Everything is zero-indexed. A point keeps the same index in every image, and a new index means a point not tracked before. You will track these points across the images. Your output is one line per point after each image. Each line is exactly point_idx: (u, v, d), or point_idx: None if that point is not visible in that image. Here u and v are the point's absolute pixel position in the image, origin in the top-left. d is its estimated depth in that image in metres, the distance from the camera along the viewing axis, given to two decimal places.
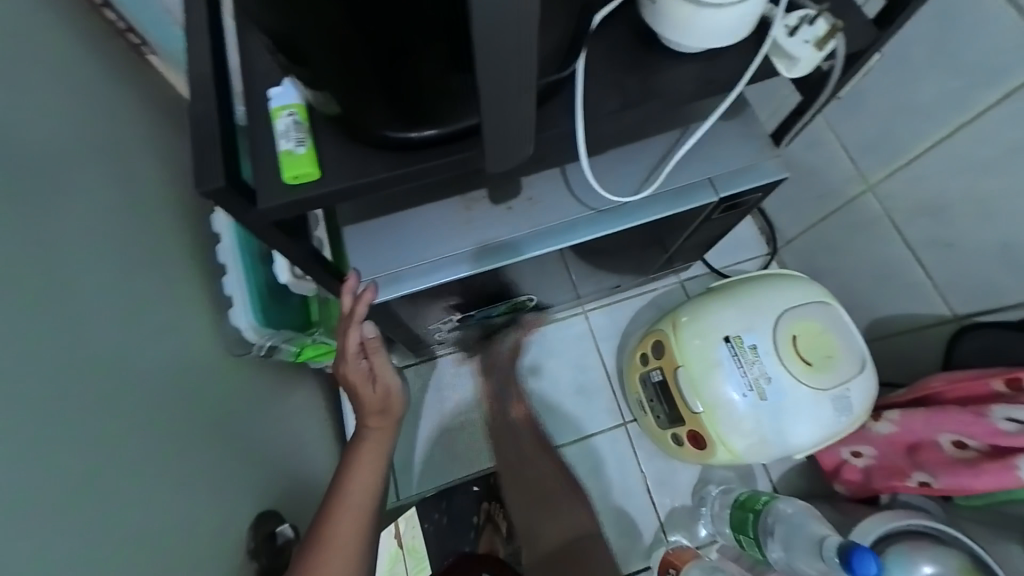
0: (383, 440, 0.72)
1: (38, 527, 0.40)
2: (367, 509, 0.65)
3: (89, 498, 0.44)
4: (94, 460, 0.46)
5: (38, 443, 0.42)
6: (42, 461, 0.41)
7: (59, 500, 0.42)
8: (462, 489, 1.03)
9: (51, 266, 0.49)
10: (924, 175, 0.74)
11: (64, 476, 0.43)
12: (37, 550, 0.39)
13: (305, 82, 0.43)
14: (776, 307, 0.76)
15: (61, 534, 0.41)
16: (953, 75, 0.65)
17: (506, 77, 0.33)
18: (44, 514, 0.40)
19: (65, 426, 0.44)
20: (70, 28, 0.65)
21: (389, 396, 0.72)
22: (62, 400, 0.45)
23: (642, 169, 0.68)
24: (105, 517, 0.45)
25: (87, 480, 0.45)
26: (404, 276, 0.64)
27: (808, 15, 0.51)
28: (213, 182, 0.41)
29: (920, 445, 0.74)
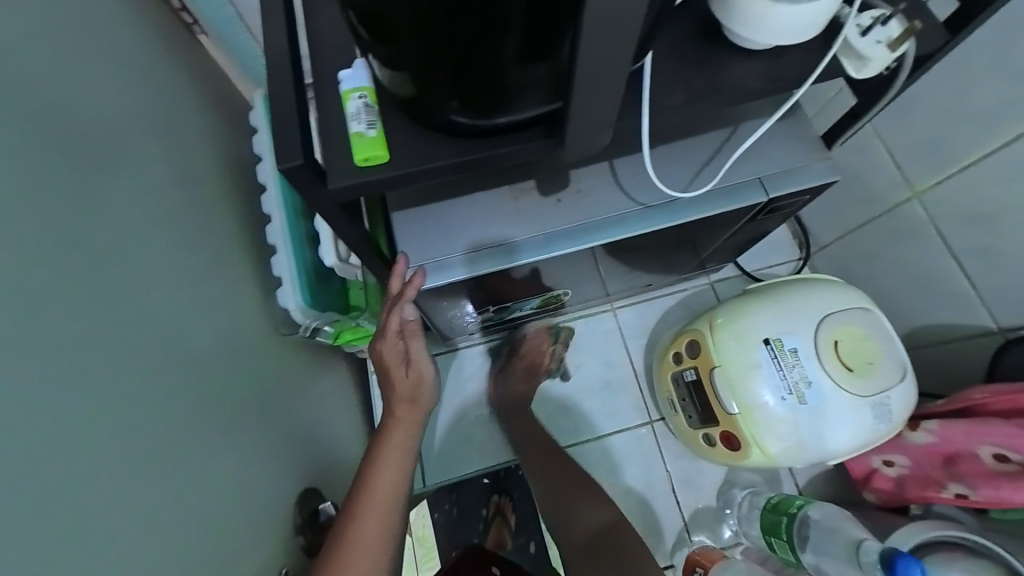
0: (411, 428, 0.69)
1: (100, 493, 0.40)
2: (394, 500, 0.62)
3: (148, 472, 0.46)
4: (151, 435, 0.47)
5: (102, 411, 0.42)
6: (104, 434, 0.42)
7: (121, 472, 0.43)
8: (472, 481, 1.06)
9: (111, 243, 0.50)
10: (976, 183, 0.73)
11: (124, 449, 0.44)
12: (100, 521, 0.40)
13: (385, 65, 0.43)
14: (816, 311, 0.76)
15: (123, 505, 0.42)
16: (1016, 80, 0.64)
17: (605, 61, 0.35)
18: (107, 485, 0.41)
19: (125, 401, 0.45)
20: (128, 6, 0.65)
21: (420, 384, 0.72)
22: (122, 375, 0.46)
23: (693, 165, 0.67)
24: (162, 489, 0.47)
25: (146, 453, 0.46)
26: (453, 264, 0.64)
27: (881, 14, 0.50)
28: (293, 161, 0.42)
29: (958, 456, 0.73)
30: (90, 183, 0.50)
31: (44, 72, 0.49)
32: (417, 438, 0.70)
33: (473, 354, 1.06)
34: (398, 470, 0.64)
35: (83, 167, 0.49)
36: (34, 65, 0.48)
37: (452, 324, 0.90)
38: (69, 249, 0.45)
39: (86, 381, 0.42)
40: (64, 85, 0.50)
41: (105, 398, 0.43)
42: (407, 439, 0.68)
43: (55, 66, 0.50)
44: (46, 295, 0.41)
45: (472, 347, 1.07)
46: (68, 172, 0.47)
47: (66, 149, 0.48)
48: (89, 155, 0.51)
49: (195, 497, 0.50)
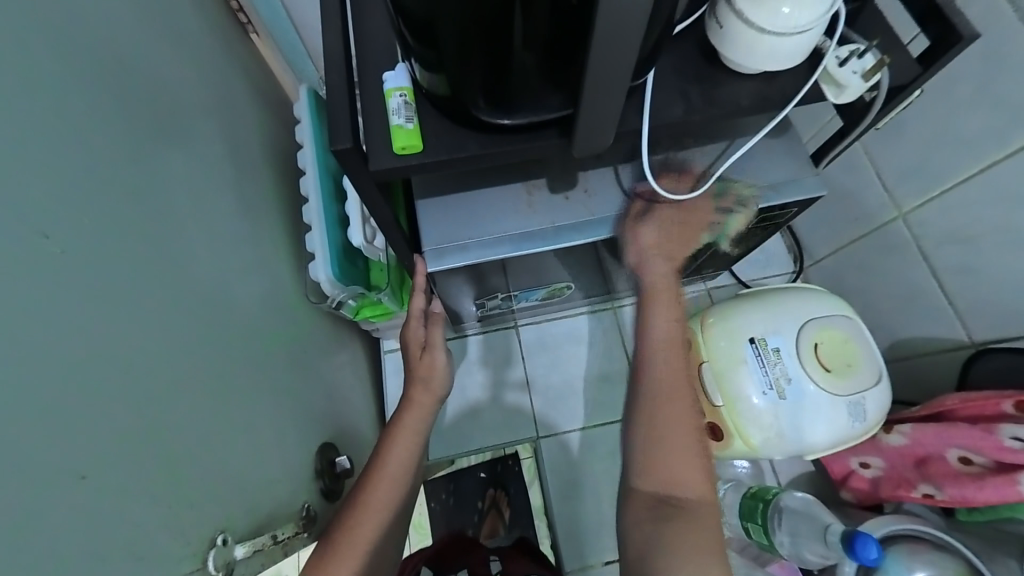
0: (425, 410, 0.74)
1: (165, 411, 0.48)
2: (401, 475, 0.69)
3: (202, 406, 0.53)
4: (205, 377, 0.54)
5: (168, 349, 0.50)
6: (169, 369, 0.49)
7: (183, 401, 0.50)
8: (471, 473, 1.14)
9: (179, 209, 0.57)
10: (956, 206, 0.79)
11: (183, 383, 0.51)
12: (167, 438, 0.47)
13: (424, 69, 0.51)
14: (801, 317, 0.82)
15: (183, 428, 0.49)
16: (994, 115, 0.70)
17: (606, 76, 0.42)
18: (172, 410, 0.48)
19: (185, 344, 0.52)
20: (197, 7, 0.74)
21: (434, 371, 0.76)
22: (182, 323, 0.53)
23: (691, 174, 0.74)
24: (211, 424, 0.53)
25: (201, 389, 0.53)
26: (462, 247, 0.71)
27: (858, 48, 0.57)
28: (343, 143, 0.50)
29: (929, 458, 0.78)
30: (166, 157, 0.57)
31: (136, 58, 0.57)
32: (429, 419, 0.75)
33: (481, 342, 1.13)
34: (408, 450, 0.70)
35: (159, 143, 0.57)
36: (129, 51, 0.55)
37: (463, 309, 0.97)
38: (149, 210, 0.52)
39: (158, 323, 0.49)
40: (147, 73, 0.58)
41: (170, 340, 0.50)
42: (420, 422, 0.73)
43: (145, 54, 0.58)
44: (129, 245, 0.48)
45: (480, 336, 1.14)
46: (149, 144, 0.55)
47: (147, 124, 0.55)
48: (165, 134, 0.58)
49: (237, 434, 0.57)
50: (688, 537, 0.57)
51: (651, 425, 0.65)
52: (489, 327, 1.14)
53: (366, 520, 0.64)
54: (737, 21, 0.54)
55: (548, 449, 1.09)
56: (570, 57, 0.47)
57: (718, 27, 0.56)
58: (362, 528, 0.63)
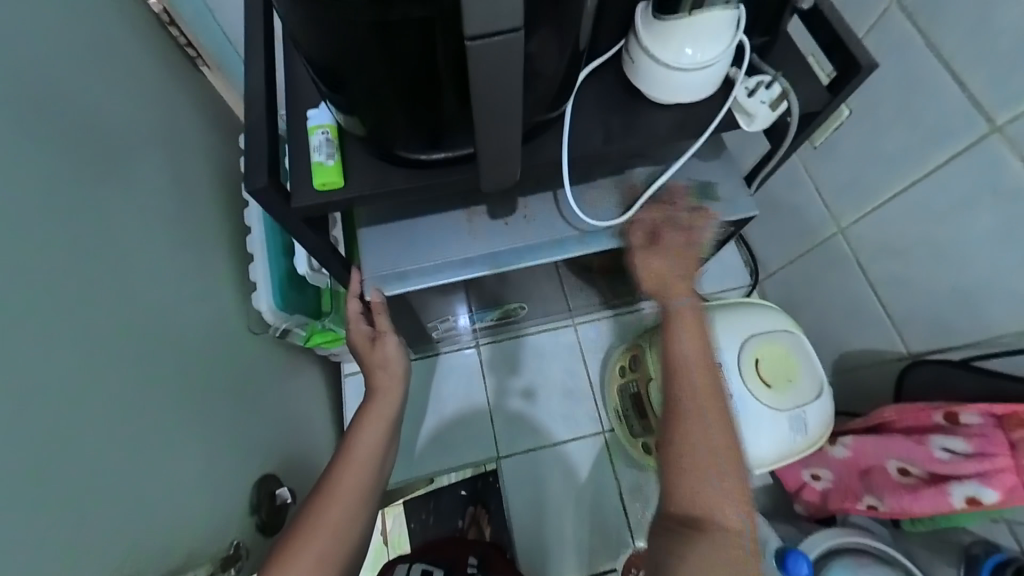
0: (393, 395, 0.76)
1: (80, 450, 0.48)
2: (368, 462, 0.69)
3: (125, 441, 0.53)
4: (132, 412, 0.55)
5: (89, 385, 0.50)
6: (92, 404, 0.50)
7: (103, 435, 0.51)
8: (450, 491, 1.10)
9: (116, 245, 0.59)
10: (886, 222, 0.82)
11: (105, 418, 0.52)
12: (81, 476, 0.48)
13: (340, 109, 0.53)
14: (743, 332, 0.84)
15: (101, 465, 0.50)
16: (912, 136, 0.73)
17: (493, 123, 0.43)
18: (95, 445, 0.49)
19: (111, 379, 0.53)
20: (140, 42, 0.75)
21: (390, 357, 0.77)
22: (108, 359, 0.53)
23: (627, 196, 0.75)
24: (135, 458, 0.54)
25: (129, 425, 0.54)
26: (484, 258, 0.73)
27: (764, 80, 0.60)
28: (258, 182, 0.51)
29: (871, 469, 0.80)
30: (102, 196, 0.59)
31: (71, 101, 0.58)
32: (398, 407, 0.76)
33: (444, 362, 1.15)
34: (378, 435, 0.72)
35: (92, 181, 0.58)
36: (62, 95, 0.57)
37: (418, 332, 0.98)
38: (78, 249, 0.53)
39: (80, 360, 0.50)
40: (80, 112, 0.59)
41: (92, 376, 0.51)
42: (387, 407, 0.74)
43: (81, 95, 0.60)
44: (51, 286, 0.49)
45: (453, 352, 1.16)
46: (81, 184, 0.56)
47: (77, 161, 0.56)
48: (100, 172, 0.60)
49: (168, 466, 0.58)
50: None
51: (670, 448, 0.58)
52: (460, 346, 1.15)
53: (334, 508, 0.63)
54: (646, 57, 0.56)
55: (509, 468, 1.09)
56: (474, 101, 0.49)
57: (631, 62, 0.58)
58: (333, 511, 0.63)
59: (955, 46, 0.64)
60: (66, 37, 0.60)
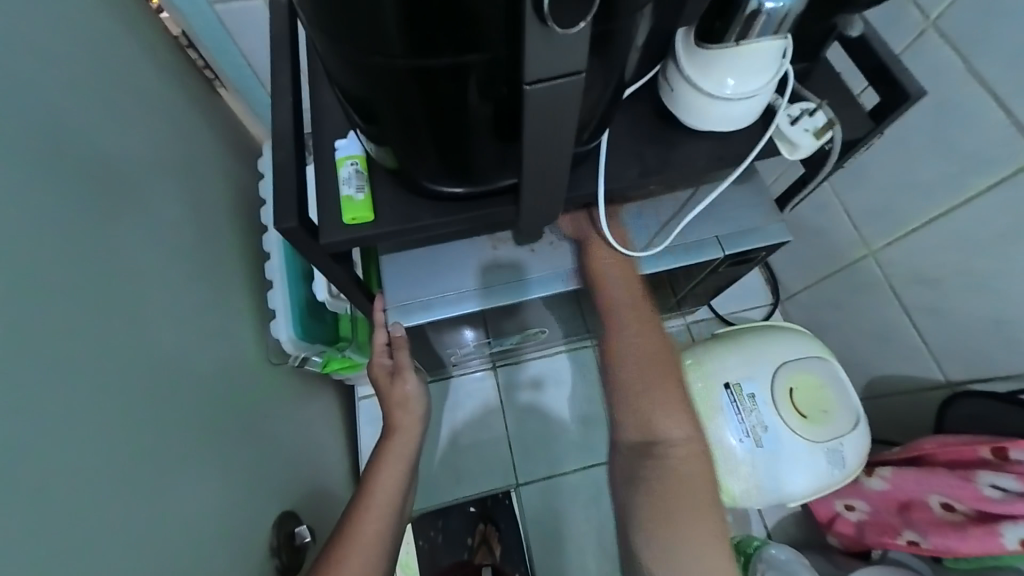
0: (412, 436, 0.74)
1: (101, 504, 0.45)
2: (388, 503, 0.66)
3: (152, 483, 0.51)
4: (158, 451, 0.53)
5: (109, 434, 0.48)
6: (114, 452, 0.48)
7: (130, 483, 0.49)
8: (459, 509, 1.05)
9: (138, 277, 0.58)
10: (920, 249, 0.80)
11: (133, 458, 0.50)
12: (112, 523, 0.46)
13: (373, 141, 0.51)
14: (774, 360, 0.81)
15: (131, 509, 0.48)
16: (949, 164, 0.72)
17: (542, 164, 0.41)
18: (116, 496, 0.47)
19: (137, 418, 0.52)
20: (157, 70, 0.74)
21: (409, 396, 0.75)
22: (133, 395, 0.52)
23: (656, 224, 0.73)
24: (161, 500, 0.52)
25: (152, 469, 0.52)
26: (473, 294, 0.71)
27: (807, 107, 0.58)
28: (288, 222, 0.49)
29: (911, 504, 0.77)
30: (124, 226, 0.58)
31: (94, 131, 0.58)
32: (416, 445, 0.74)
33: (457, 386, 1.12)
34: (395, 477, 0.69)
35: (115, 213, 0.57)
36: (85, 125, 0.57)
37: (436, 357, 0.95)
38: (101, 283, 0.52)
39: (105, 399, 0.49)
40: (99, 145, 0.58)
41: (113, 423, 0.49)
42: (405, 445, 0.72)
43: (104, 125, 0.60)
44: (73, 330, 0.47)
45: (463, 375, 1.12)
46: (105, 215, 0.55)
47: (96, 197, 0.55)
48: (123, 203, 0.59)
49: (191, 506, 0.56)
50: (687, 504, 0.60)
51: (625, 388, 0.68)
52: (470, 369, 1.12)
53: (355, 552, 0.60)
54: (688, 87, 0.55)
55: (526, 496, 1.06)
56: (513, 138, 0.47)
57: (669, 90, 0.57)
58: (352, 560, 0.59)
59: (996, 71, 0.62)
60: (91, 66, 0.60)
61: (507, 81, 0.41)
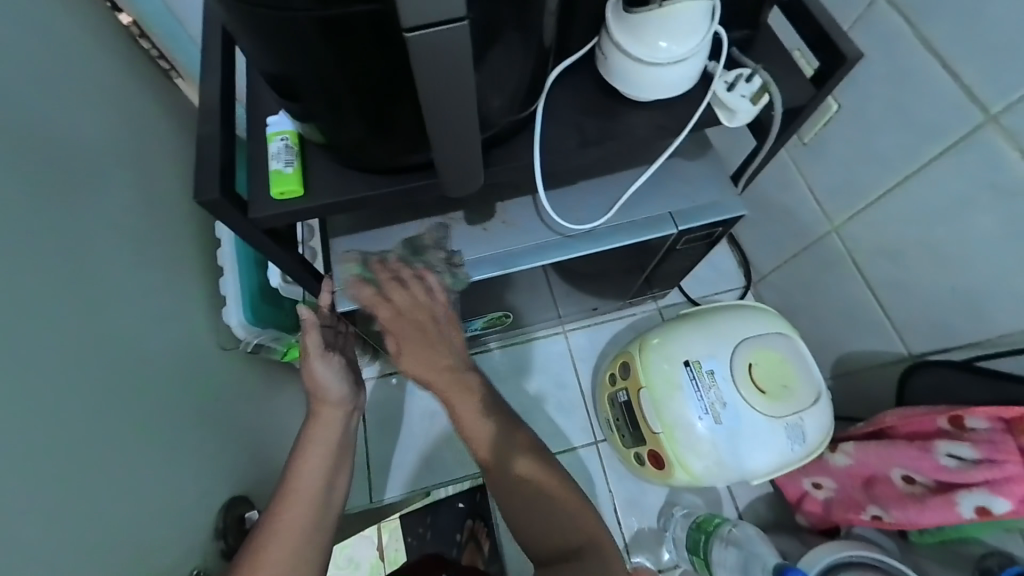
0: (337, 424, 0.73)
1: (36, 478, 0.45)
2: (313, 495, 0.65)
3: (94, 461, 0.51)
4: (103, 429, 0.53)
5: (47, 410, 0.48)
6: (51, 428, 0.48)
7: (69, 459, 0.48)
8: (448, 504, 1.07)
9: (85, 257, 0.58)
10: (880, 220, 0.79)
11: (74, 436, 0.50)
12: (48, 497, 0.46)
13: (297, 116, 0.51)
14: (736, 336, 0.80)
15: (70, 485, 0.48)
16: (903, 131, 0.71)
17: (450, 123, 0.41)
18: (53, 472, 0.47)
19: (78, 396, 0.51)
20: (109, 54, 0.74)
21: (324, 386, 0.73)
22: (76, 372, 0.52)
23: (609, 199, 0.73)
24: (105, 477, 0.52)
25: (93, 446, 0.51)
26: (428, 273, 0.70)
27: (744, 73, 0.57)
28: (209, 194, 0.49)
29: (875, 478, 0.76)
30: (71, 207, 0.58)
31: (36, 112, 0.57)
32: (343, 435, 0.73)
33: None
34: (321, 463, 0.68)
35: (60, 194, 0.57)
36: (31, 107, 0.56)
37: None
38: (43, 261, 0.52)
39: (45, 375, 0.48)
40: (43, 123, 0.57)
41: (51, 398, 0.48)
42: (331, 436, 0.71)
43: (50, 107, 0.59)
44: (7, 303, 0.47)
45: None
46: (48, 196, 0.55)
47: (37, 173, 0.54)
48: (72, 184, 0.59)
49: (138, 485, 0.56)
50: None
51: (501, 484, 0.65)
52: None
53: (277, 542, 0.59)
54: (618, 54, 0.54)
55: None
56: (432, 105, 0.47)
57: (604, 57, 0.56)
58: (271, 551, 0.58)
59: (945, 35, 0.61)
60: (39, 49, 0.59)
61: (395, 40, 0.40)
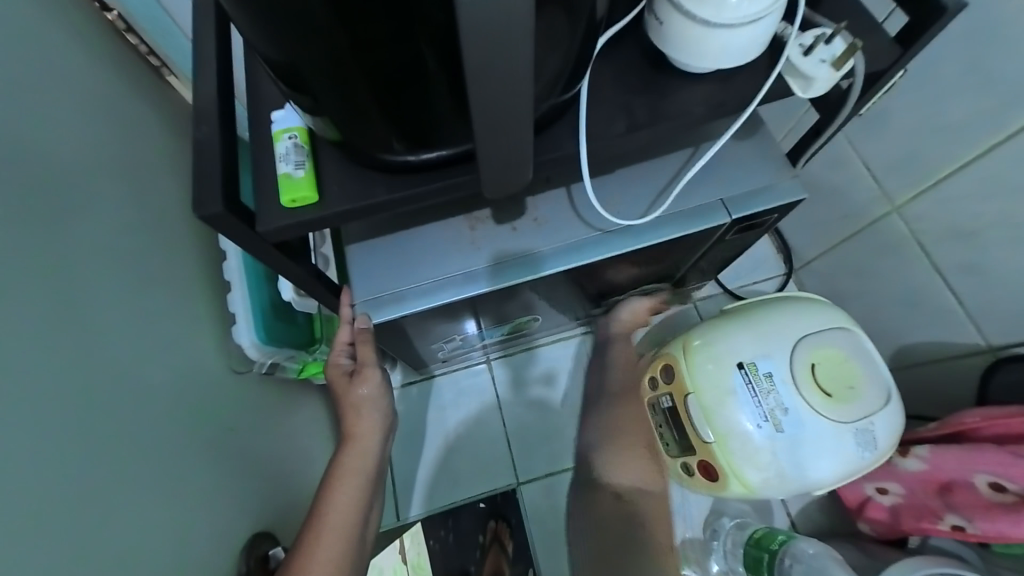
0: (368, 445, 0.67)
1: (31, 543, 0.40)
2: (348, 525, 0.60)
3: (91, 518, 0.45)
4: (100, 481, 0.47)
5: (44, 462, 0.42)
6: (45, 484, 0.42)
7: (68, 517, 0.43)
8: (470, 508, 0.99)
9: (68, 284, 0.51)
10: (953, 198, 0.70)
11: (73, 486, 0.44)
12: (47, 564, 0.40)
13: (306, 109, 0.43)
14: (793, 333, 0.73)
15: (76, 545, 0.43)
16: (983, 96, 0.62)
17: (500, 112, 0.34)
18: (50, 535, 0.41)
19: (70, 445, 0.45)
20: (93, 52, 0.66)
21: (368, 399, 0.69)
22: (64, 416, 0.46)
23: (652, 190, 0.65)
24: (108, 535, 0.46)
25: (97, 498, 0.46)
26: (459, 280, 0.63)
27: (824, 34, 0.49)
28: (209, 208, 0.42)
29: (952, 485, 0.69)
30: (51, 228, 0.51)
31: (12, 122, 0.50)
32: (376, 458, 0.68)
33: (449, 382, 1.05)
34: (354, 494, 0.63)
35: (39, 215, 0.50)
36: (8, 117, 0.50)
37: (420, 353, 0.88)
38: (24, 293, 0.45)
39: (28, 425, 0.42)
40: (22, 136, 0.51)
41: (45, 448, 0.43)
42: (363, 460, 0.66)
43: (29, 116, 0.53)
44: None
45: (447, 374, 1.06)
46: (32, 220, 0.49)
47: (18, 192, 0.48)
48: (50, 201, 0.52)
49: (153, 533, 0.51)
50: None
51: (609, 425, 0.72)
52: (455, 366, 1.05)
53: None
54: (678, 16, 0.46)
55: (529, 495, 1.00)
56: (462, 89, 0.40)
57: (658, 23, 0.48)
58: None
59: None
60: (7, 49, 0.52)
61: (429, 11, 0.34)
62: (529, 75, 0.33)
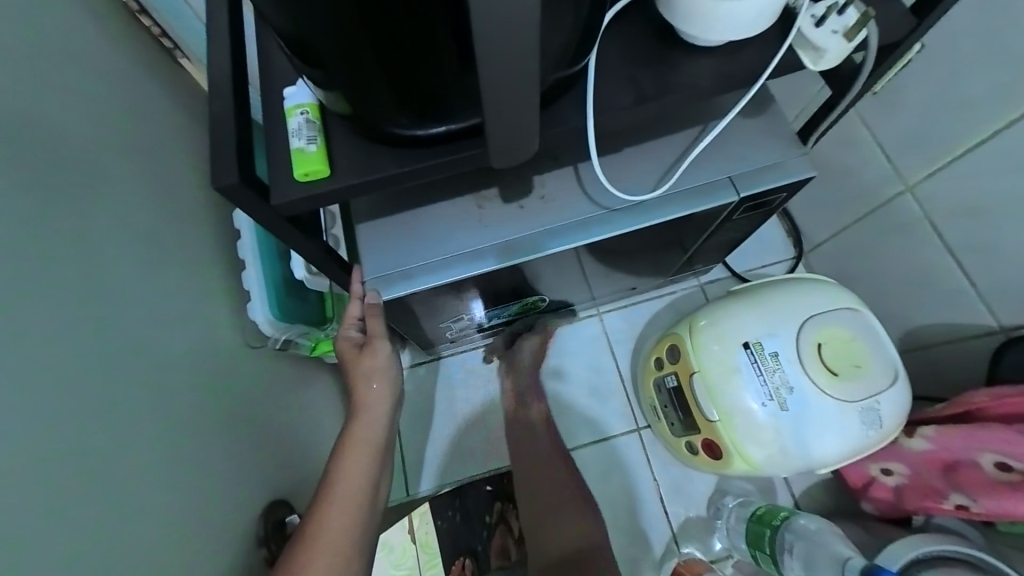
0: (375, 417, 0.69)
1: (61, 498, 0.42)
2: (358, 494, 0.62)
3: (112, 480, 0.47)
4: (123, 443, 0.49)
5: (72, 423, 0.45)
6: (72, 444, 0.44)
7: (95, 474, 0.46)
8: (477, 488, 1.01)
9: (90, 257, 0.53)
10: (966, 177, 0.69)
11: (100, 448, 0.47)
12: (77, 516, 0.43)
13: (317, 83, 0.44)
14: (800, 314, 0.73)
15: (102, 501, 0.46)
16: (999, 70, 0.61)
17: (506, 82, 0.35)
18: (79, 491, 0.44)
19: (96, 409, 0.48)
20: (106, 33, 0.67)
21: (377, 369, 0.71)
22: (85, 383, 0.47)
23: (659, 168, 0.65)
24: (133, 494, 0.49)
25: (121, 460, 0.49)
26: (466, 257, 0.64)
27: (837, 3, 0.48)
28: (226, 179, 0.44)
29: (957, 464, 0.69)
30: (71, 202, 0.53)
31: (32, 99, 0.52)
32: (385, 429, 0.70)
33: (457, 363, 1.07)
34: (364, 465, 0.64)
35: (60, 191, 0.52)
36: (28, 94, 0.51)
37: (429, 333, 0.89)
38: (45, 263, 0.47)
39: (54, 388, 0.44)
40: (41, 113, 0.53)
41: (72, 411, 0.45)
42: (372, 431, 0.68)
43: (48, 95, 0.54)
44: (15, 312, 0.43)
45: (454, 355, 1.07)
46: (54, 195, 0.51)
47: (38, 168, 0.50)
48: (66, 176, 0.53)
49: (174, 494, 0.53)
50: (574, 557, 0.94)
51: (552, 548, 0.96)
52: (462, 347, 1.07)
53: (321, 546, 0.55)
54: None
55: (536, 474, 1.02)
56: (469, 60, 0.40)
57: None
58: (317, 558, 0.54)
59: None
60: (25, 29, 0.53)
61: None
62: (535, 45, 0.33)
